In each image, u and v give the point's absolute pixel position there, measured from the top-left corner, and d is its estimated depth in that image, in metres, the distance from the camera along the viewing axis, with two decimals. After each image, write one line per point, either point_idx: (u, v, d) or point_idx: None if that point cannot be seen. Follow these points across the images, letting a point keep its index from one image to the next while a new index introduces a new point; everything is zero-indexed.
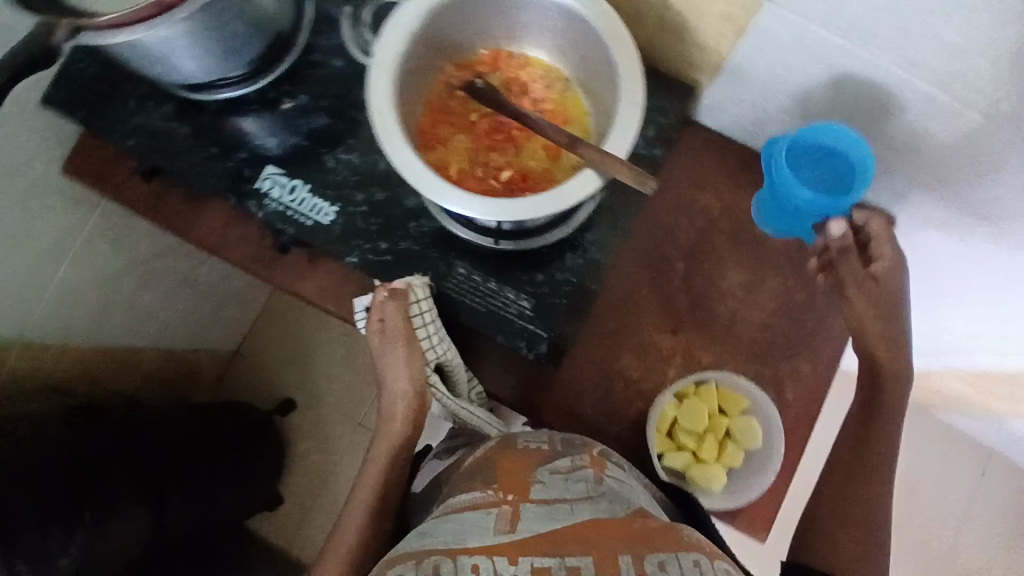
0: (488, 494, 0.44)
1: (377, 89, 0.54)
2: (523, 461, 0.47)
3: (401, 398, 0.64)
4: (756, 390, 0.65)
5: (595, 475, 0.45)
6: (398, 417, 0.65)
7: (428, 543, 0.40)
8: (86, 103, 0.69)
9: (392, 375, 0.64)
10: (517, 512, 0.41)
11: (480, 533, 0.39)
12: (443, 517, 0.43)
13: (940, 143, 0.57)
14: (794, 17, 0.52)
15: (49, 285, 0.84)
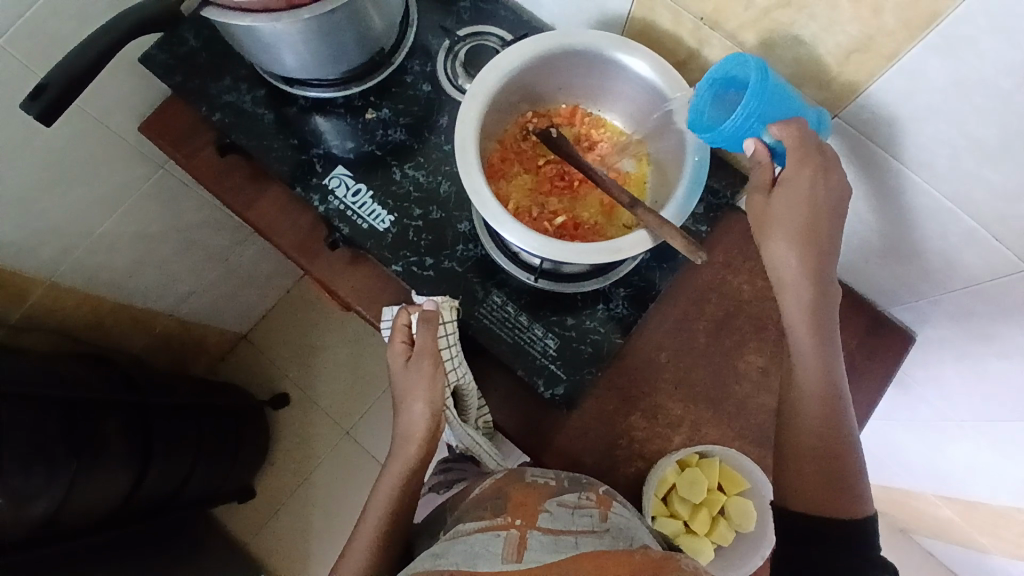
0: (498, 520, 0.47)
1: (465, 117, 0.58)
2: (533, 492, 0.51)
3: (420, 422, 0.64)
4: (759, 475, 0.66)
5: (599, 513, 0.49)
6: (415, 440, 0.64)
7: (441, 563, 0.44)
8: (183, 72, 0.73)
9: (412, 396, 0.64)
10: (525, 539, 0.44)
11: (489, 560, 0.43)
12: (454, 539, 0.46)
13: (971, 275, 0.61)
14: (857, 133, 0.57)
15: (94, 231, 0.87)
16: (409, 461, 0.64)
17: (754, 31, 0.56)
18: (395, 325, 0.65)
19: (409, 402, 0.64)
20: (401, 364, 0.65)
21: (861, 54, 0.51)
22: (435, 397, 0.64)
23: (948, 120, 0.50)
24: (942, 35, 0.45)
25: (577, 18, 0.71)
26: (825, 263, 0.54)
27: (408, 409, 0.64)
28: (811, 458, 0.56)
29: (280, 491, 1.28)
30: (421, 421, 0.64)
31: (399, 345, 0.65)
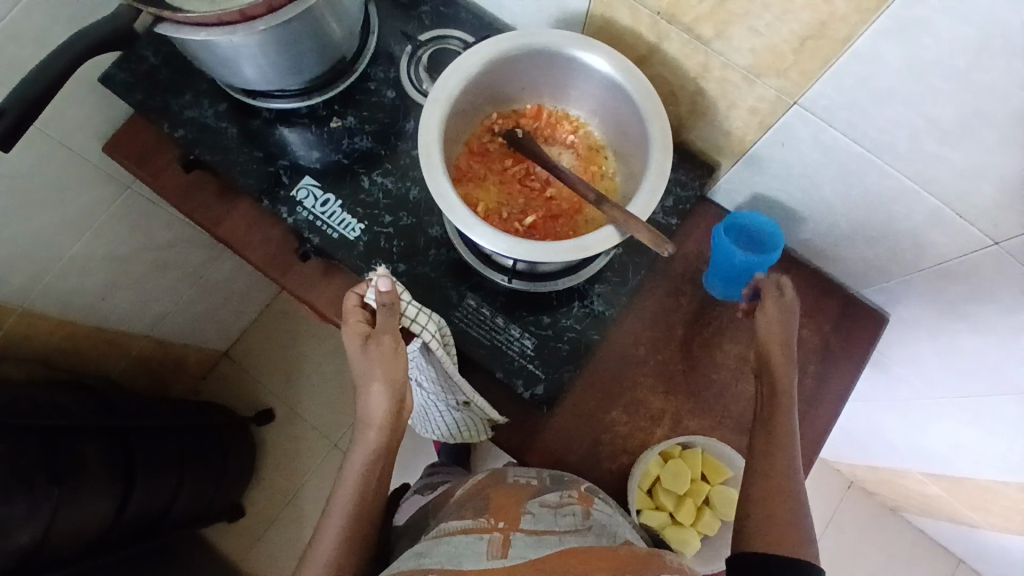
0: (481, 521, 0.47)
1: (427, 122, 0.58)
2: (515, 494, 0.51)
3: (380, 407, 0.58)
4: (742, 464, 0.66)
5: (582, 510, 0.50)
6: (374, 426, 0.59)
7: (425, 563, 0.43)
8: (144, 89, 0.73)
9: (369, 380, 0.58)
10: (509, 541, 0.44)
11: (474, 560, 0.42)
12: (438, 539, 0.46)
13: (939, 253, 0.62)
14: (819, 120, 0.57)
15: (63, 256, 0.85)
16: (371, 450, 0.59)
17: (711, 23, 0.56)
18: (345, 307, 0.58)
19: (366, 385, 0.58)
20: (357, 347, 0.58)
21: (815, 40, 0.51)
22: (396, 379, 0.58)
23: (905, 101, 0.51)
24: (891, 18, 0.46)
25: (538, 18, 0.71)
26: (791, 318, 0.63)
27: (365, 393, 0.59)
28: (774, 475, 0.57)
29: (270, 508, 1.27)
30: (381, 406, 0.58)
31: (354, 326, 0.58)
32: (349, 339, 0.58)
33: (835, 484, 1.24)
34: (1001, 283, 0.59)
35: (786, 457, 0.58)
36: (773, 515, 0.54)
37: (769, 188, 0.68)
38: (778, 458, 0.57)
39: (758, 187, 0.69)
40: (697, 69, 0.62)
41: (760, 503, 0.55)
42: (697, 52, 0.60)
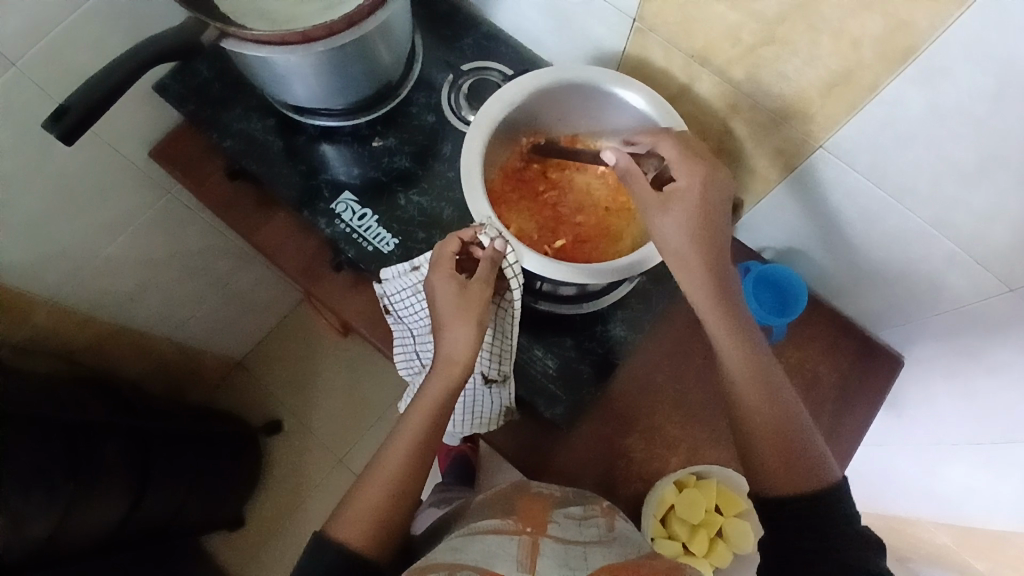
0: (510, 524, 0.50)
1: (470, 145, 0.61)
2: (542, 503, 0.55)
3: (421, 411, 0.58)
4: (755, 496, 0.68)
5: (605, 523, 0.54)
6: (410, 432, 0.57)
7: (461, 558, 0.46)
8: (196, 100, 0.76)
9: (452, 321, 0.57)
10: (537, 544, 0.48)
11: (506, 561, 0.45)
12: (471, 537, 0.49)
13: (956, 296, 0.64)
14: (843, 164, 0.60)
15: (100, 256, 0.88)
16: (403, 459, 0.57)
17: (742, 67, 0.59)
18: (442, 253, 0.59)
19: (449, 325, 0.57)
20: (450, 288, 0.58)
21: (842, 87, 0.54)
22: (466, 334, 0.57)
23: (926, 147, 0.53)
24: (916, 70, 0.49)
25: (574, 55, 0.75)
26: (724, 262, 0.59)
27: (445, 338, 0.58)
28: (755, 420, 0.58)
29: (272, 521, 1.26)
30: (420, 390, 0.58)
31: (448, 271, 0.58)
32: (442, 282, 0.58)
33: None
34: (1016, 329, 0.61)
35: (765, 406, 0.58)
36: (780, 462, 0.57)
37: (791, 226, 0.71)
38: (766, 413, 0.58)
39: (781, 225, 0.72)
40: (725, 109, 0.65)
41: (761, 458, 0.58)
42: (727, 93, 0.63)
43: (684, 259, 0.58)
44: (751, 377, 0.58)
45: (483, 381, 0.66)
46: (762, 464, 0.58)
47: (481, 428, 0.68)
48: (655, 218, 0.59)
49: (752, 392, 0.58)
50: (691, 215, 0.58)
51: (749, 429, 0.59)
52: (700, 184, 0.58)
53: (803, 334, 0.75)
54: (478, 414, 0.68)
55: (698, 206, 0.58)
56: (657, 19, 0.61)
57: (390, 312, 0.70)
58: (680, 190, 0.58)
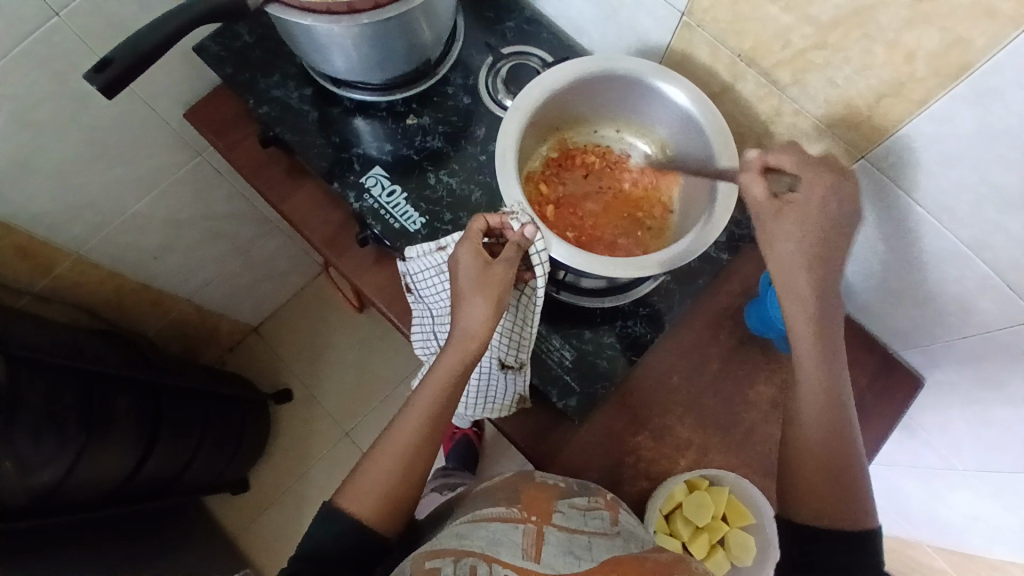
0: (515, 511, 0.51)
1: (507, 128, 0.61)
2: (547, 491, 0.56)
3: (432, 389, 0.58)
4: (767, 516, 0.67)
5: (609, 516, 0.54)
6: (418, 412, 0.57)
7: (467, 543, 0.47)
8: (235, 63, 0.76)
9: (468, 300, 0.57)
10: (541, 533, 0.49)
11: (511, 548, 0.47)
12: (476, 523, 0.50)
13: (984, 321, 0.63)
14: (881, 175, 0.59)
15: (126, 213, 0.89)
16: (411, 436, 0.57)
17: (789, 70, 0.58)
18: (469, 231, 0.59)
19: (468, 300, 0.57)
20: (472, 266, 0.58)
21: (891, 99, 0.53)
22: (480, 320, 0.57)
23: (969, 165, 0.52)
24: (970, 87, 0.48)
25: (616, 46, 0.74)
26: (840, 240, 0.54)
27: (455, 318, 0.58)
28: (823, 417, 0.56)
29: (273, 486, 1.28)
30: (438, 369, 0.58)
31: (474, 248, 0.58)
32: (466, 258, 0.58)
33: None
34: None
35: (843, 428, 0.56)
36: (821, 483, 0.55)
37: None
38: (817, 396, 0.56)
39: None
40: (767, 112, 0.64)
41: (802, 471, 0.56)
42: (770, 96, 0.62)
43: (784, 265, 0.55)
44: (822, 383, 0.56)
45: (499, 365, 0.66)
46: (803, 480, 0.56)
47: (493, 412, 0.68)
48: (766, 220, 0.56)
49: (823, 415, 0.56)
50: (806, 225, 0.54)
51: (807, 438, 0.57)
52: (823, 198, 0.54)
53: None
54: (489, 400, 0.68)
55: (816, 216, 0.54)
56: (707, 14, 0.60)
57: (411, 290, 0.70)
58: (796, 199, 0.55)
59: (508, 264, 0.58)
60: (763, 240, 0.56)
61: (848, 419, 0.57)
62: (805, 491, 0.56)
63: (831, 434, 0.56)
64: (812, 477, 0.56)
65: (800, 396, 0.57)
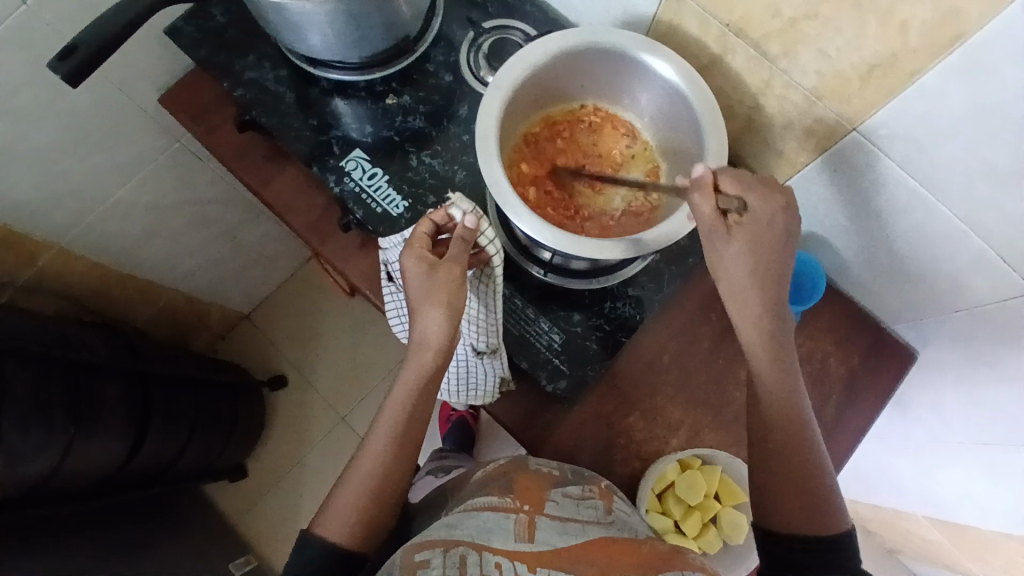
0: (507, 501, 0.51)
1: (488, 107, 0.59)
2: (540, 480, 0.55)
3: (404, 387, 0.58)
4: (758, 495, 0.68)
5: (603, 506, 0.54)
6: (393, 412, 0.58)
7: (456, 534, 0.47)
8: (208, 45, 0.73)
9: (447, 287, 0.56)
10: (534, 522, 0.48)
11: (504, 536, 0.46)
12: (467, 512, 0.50)
13: (977, 297, 0.62)
14: (874, 149, 0.57)
15: (106, 202, 0.87)
16: (390, 434, 0.58)
17: (779, 40, 0.56)
18: (413, 236, 0.58)
19: (423, 308, 0.56)
20: (418, 271, 0.56)
21: (883, 70, 0.51)
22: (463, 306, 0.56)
23: (963, 138, 0.50)
24: (964, 57, 0.46)
25: (602, 18, 0.72)
26: (776, 247, 0.54)
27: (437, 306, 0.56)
28: (791, 432, 0.56)
29: (270, 472, 1.28)
30: (423, 356, 0.57)
31: (420, 250, 0.57)
32: (412, 263, 0.56)
33: None
34: None
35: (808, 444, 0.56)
36: (793, 495, 0.55)
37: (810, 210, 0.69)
38: (779, 405, 0.56)
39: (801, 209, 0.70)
40: (757, 85, 0.62)
41: (777, 484, 0.55)
42: (761, 68, 0.60)
43: (735, 277, 0.54)
44: (782, 394, 0.56)
45: (474, 352, 0.66)
46: (777, 496, 0.55)
47: (476, 399, 0.68)
48: (715, 244, 0.54)
49: (786, 423, 0.56)
50: (754, 249, 0.54)
51: (777, 452, 0.56)
52: (773, 215, 0.53)
53: (818, 325, 0.73)
54: (472, 387, 0.68)
55: (763, 240, 0.54)
56: None
57: (393, 277, 0.69)
58: (745, 222, 0.53)
59: (458, 259, 0.56)
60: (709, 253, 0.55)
61: (814, 435, 0.57)
62: (780, 505, 0.55)
63: (797, 446, 0.56)
64: (790, 490, 0.55)
65: (764, 408, 0.57)
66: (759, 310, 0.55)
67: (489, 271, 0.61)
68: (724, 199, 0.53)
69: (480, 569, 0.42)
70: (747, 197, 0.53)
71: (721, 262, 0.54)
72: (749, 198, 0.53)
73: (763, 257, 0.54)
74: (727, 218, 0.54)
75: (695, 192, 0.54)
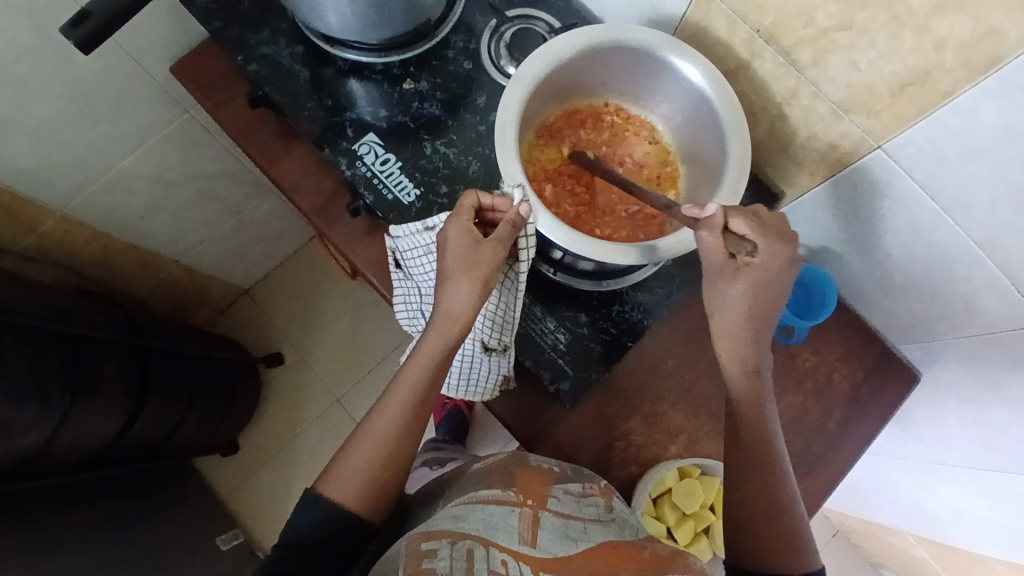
0: (510, 494, 0.50)
1: (508, 100, 0.57)
2: (542, 476, 0.55)
3: (416, 373, 0.57)
4: None
5: (604, 503, 0.54)
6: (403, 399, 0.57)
7: (463, 527, 0.46)
8: (222, 17, 0.71)
9: (458, 274, 0.55)
10: (537, 520, 0.48)
11: (508, 533, 0.46)
12: (472, 505, 0.48)
13: (988, 322, 0.61)
14: (897, 167, 0.56)
15: (112, 172, 0.85)
16: (396, 420, 0.56)
17: (810, 50, 0.55)
18: (460, 205, 0.56)
19: (453, 279, 0.55)
20: (461, 242, 0.55)
21: (915, 88, 0.50)
22: (471, 302, 0.55)
23: (992, 164, 0.50)
24: (999, 82, 0.45)
25: (627, 14, 0.70)
26: (777, 291, 0.54)
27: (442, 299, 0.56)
28: (764, 461, 0.56)
29: (263, 449, 1.28)
30: (427, 349, 0.57)
31: (465, 223, 0.55)
32: (455, 233, 0.55)
33: (822, 530, 1.24)
34: None
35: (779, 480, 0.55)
36: (763, 529, 0.54)
37: (826, 224, 0.68)
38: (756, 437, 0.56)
39: (817, 222, 0.69)
40: (783, 94, 0.61)
41: (749, 513, 0.55)
42: (788, 77, 0.59)
43: (728, 309, 0.55)
44: (759, 422, 0.57)
45: (482, 348, 0.64)
46: (751, 525, 0.54)
47: (475, 395, 0.67)
48: (717, 282, 0.54)
49: (761, 453, 0.56)
50: (756, 292, 0.53)
51: (752, 483, 0.56)
52: (779, 268, 0.53)
53: (825, 339, 0.73)
54: (473, 383, 0.67)
55: (767, 287, 0.53)
56: None
57: (400, 266, 0.68)
58: (755, 265, 0.53)
59: (498, 245, 0.55)
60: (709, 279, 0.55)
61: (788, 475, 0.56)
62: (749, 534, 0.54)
63: (771, 479, 0.55)
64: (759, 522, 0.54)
65: (744, 436, 0.57)
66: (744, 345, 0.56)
67: (516, 268, 0.60)
68: (734, 241, 0.53)
69: (487, 565, 0.42)
70: (760, 241, 0.52)
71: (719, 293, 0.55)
72: (760, 243, 0.52)
73: (759, 297, 0.54)
74: (735, 259, 0.54)
75: (703, 229, 0.53)
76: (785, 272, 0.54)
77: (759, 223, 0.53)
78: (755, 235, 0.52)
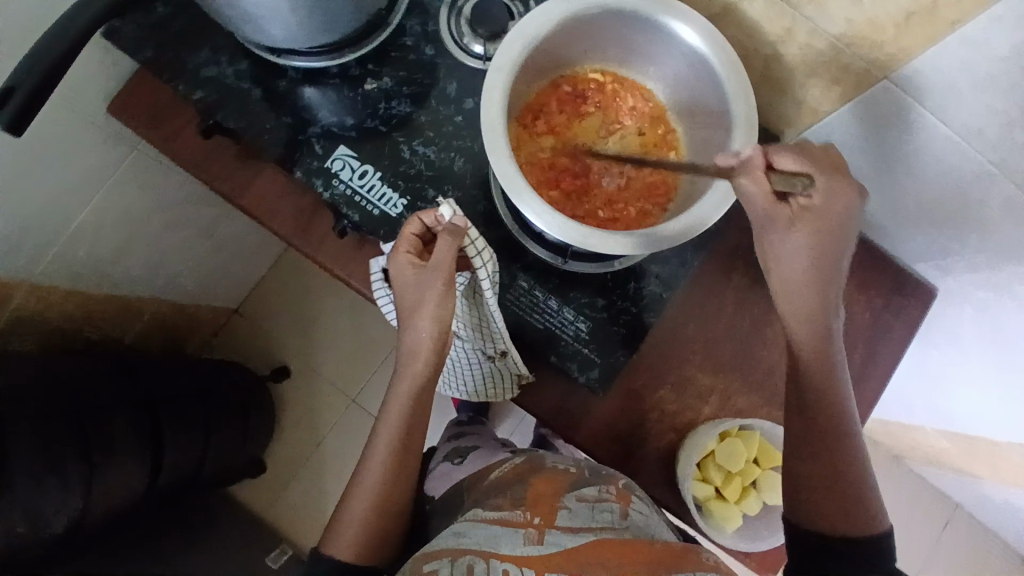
0: (518, 514, 0.52)
1: (491, 89, 0.53)
2: (555, 484, 0.56)
3: (405, 397, 0.61)
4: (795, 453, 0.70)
5: (620, 509, 0.53)
6: (388, 433, 0.62)
7: (463, 543, 0.50)
8: (152, 43, 0.64)
9: (413, 312, 0.58)
10: (544, 531, 0.49)
11: (510, 543, 0.48)
12: (475, 523, 0.52)
13: (1004, 236, 0.62)
14: (908, 96, 0.53)
15: (72, 225, 0.79)
16: (382, 471, 0.61)
17: None
18: (403, 234, 0.58)
19: (413, 317, 0.58)
20: (409, 275, 0.57)
21: (922, 16, 0.46)
22: None
23: (1007, 92, 0.47)
24: (1009, 8, 0.42)
25: None
26: (841, 240, 0.53)
27: (413, 324, 0.58)
28: (828, 424, 0.56)
29: (290, 460, 1.28)
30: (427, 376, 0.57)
31: (406, 254, 0.57)
32: (401, 268, 0.57)
33: None
34: None
35: (831, 423, 0.56)
36: (821, 488, 0.56)
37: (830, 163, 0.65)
38: (824, 402, 0.56)
39: None
40: (778, 33, 0.56)
41: (807, 476, 0.57)
42: (782, 16, 0.54)
43: (791, 266, 0.54)
44: (824, 383, 0.56)
45: (486, 356, 0.66)
46: (810, 479, 0.56)
47: (498, 395, 0.68)
48: (776, 231, 0.53)
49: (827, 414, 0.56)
50: (818, 238, 0.52)
51: (824, 441, 0.56)
52: (844, 207, 0.52)
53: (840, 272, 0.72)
54: (490, 386, 0.68)
55: (831, 227, 0.52)
56: None
57: None
58: (813, 209, 0.52)
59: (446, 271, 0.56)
60: (766, 237, 0.54)
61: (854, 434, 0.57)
62: (822, 497, 0.56)
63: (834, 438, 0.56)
64: (834, 485, 0.56)
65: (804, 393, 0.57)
66: (809, 303, 0.54)
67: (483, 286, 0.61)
68: (784, 180, 0.49)
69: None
70: (818, 180, 0.51)
71: (779, 250, 0.54)
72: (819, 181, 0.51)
73: (820, 248, 0.52)
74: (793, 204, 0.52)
75: (745, 175, 0.50)
76: (842, 216, 0.52)
77: (809, 159, 0.52)
78: (811, 173, 0.51)
